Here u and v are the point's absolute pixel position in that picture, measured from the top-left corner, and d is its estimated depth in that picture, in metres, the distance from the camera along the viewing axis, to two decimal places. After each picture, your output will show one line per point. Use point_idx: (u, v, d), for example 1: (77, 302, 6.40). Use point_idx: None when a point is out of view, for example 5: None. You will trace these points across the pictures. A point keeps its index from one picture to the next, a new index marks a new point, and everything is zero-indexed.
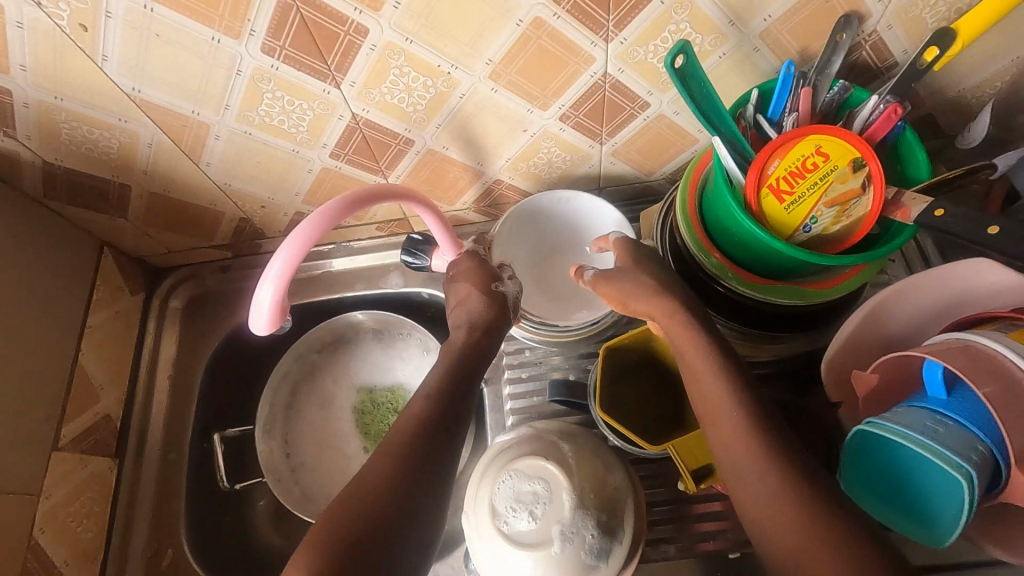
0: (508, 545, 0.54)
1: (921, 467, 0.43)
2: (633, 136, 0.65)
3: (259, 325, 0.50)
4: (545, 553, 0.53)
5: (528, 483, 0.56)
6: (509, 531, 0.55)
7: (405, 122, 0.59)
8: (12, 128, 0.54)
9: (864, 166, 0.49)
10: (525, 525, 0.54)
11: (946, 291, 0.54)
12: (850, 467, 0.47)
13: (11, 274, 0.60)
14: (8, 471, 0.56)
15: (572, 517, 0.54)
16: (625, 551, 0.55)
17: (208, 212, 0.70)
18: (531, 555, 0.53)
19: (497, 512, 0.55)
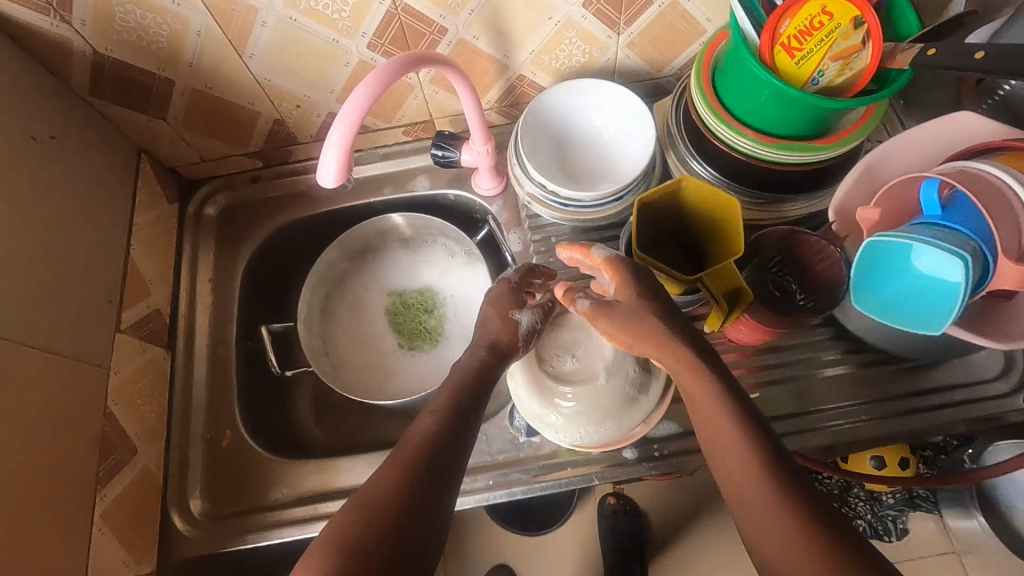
0: (556, 383, 0.60)
1: (920, 267, 0.50)
2: (648, 25, 0.70)
3: (327, 177, 0.53)
4: (590, 386, 0.60)
5: (570, 333, 0.63)
6: (555, 372, 0.61)
7: (440, 8, 0.63)
8: (68, 11, 0.57)
9: (864, 23, 0.55)
10: (569, 365, 0.61)
11: (934, 140, 0.61)
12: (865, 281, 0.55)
13: (67, 162, 0.62)
14: (81, 343, 0.59)
15: (613, 357, 0.60)
16: (661, 387, 0.61)
17: (245, 114, 0.73)
18: (578, 389, 0.60)
19: (543, 357, 0.62)
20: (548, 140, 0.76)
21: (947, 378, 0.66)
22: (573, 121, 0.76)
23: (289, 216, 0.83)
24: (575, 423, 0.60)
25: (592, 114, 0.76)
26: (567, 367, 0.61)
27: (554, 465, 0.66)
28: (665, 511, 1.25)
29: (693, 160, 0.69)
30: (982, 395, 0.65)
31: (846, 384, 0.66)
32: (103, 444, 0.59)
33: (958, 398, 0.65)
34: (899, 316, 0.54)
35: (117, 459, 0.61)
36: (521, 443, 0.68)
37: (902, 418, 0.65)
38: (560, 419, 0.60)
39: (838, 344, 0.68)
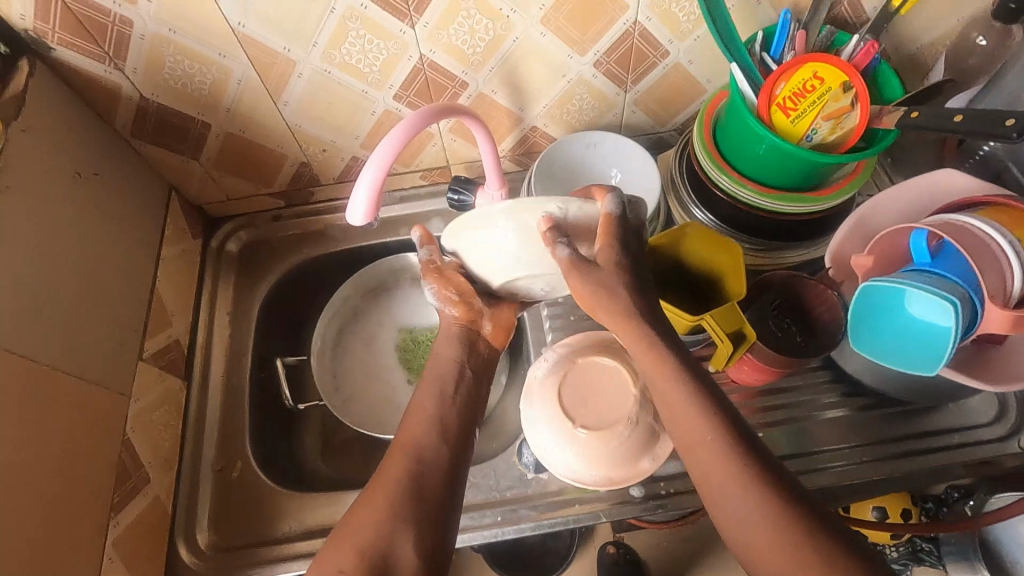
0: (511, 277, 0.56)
1: (914, 311, 0.53)
2: (653, 85, 0.76)
3: (356, 216, 0.56)
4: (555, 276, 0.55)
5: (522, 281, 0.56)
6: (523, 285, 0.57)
7: (463, 65, 0.68)
8: (123, 60, 0.61)
9: (852, 87, 0.60)
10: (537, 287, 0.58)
11: (919, 195, 0.65)
12: (860, 319, 0.58)
13: (107, 197, 0.66)
14: (108, 369, 0.61)
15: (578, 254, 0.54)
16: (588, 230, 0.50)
17: (274, 156, 0.77)
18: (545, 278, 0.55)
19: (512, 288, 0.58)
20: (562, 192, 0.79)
21: (943, 422, 0.68)
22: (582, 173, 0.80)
23: (307, 253, 0.86)
24: (586, 458, 0.62)
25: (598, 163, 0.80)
26: (581, 403, 0.63)
27: (563, 502, 0.67)
28: (665, 561, 1.23)
29: (694, 207, 0.74)
30: (979, 439, 0.66)
31: (846, 426, 0.68)
32: (121, 470, 0.60)
33: (953, 441, 0.67)
34: (893, 355, 0.57)
35: (132, 487, 0.61)
36: (529, 480, 0.69)
37: (901, 461, 0.66)
38: (572, 454, 0.63)
39: (836, 387, 0.70)
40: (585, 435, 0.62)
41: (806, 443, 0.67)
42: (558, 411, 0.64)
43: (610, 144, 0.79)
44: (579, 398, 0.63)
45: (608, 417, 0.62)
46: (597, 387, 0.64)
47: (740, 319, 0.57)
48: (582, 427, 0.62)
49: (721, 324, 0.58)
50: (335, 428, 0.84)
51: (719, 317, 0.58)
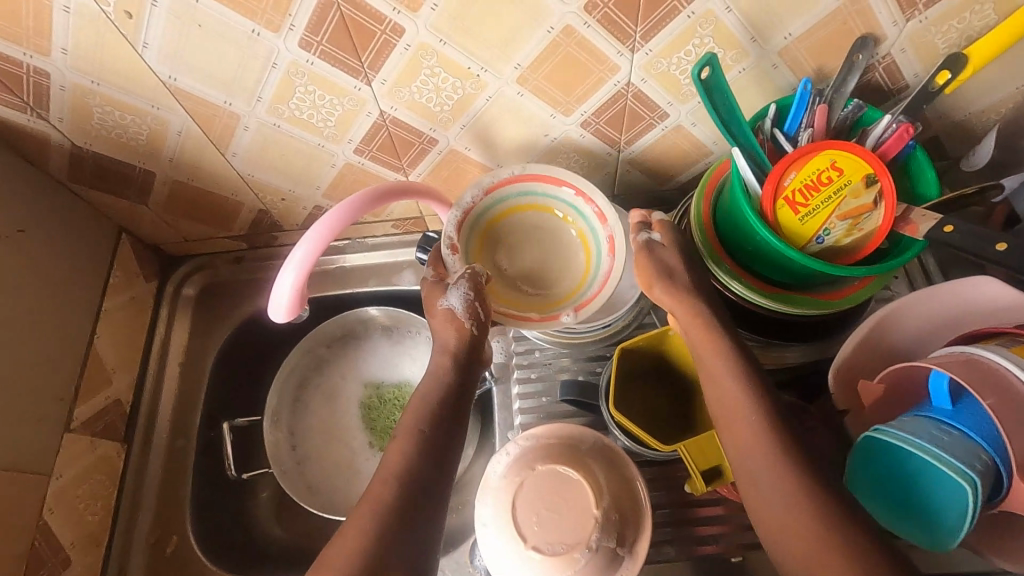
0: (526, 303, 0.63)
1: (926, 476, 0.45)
2: (650, 145, 0.67)
3: (279, 311, 0.51)
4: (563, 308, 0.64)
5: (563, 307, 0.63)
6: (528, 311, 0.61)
7: (430, 122, 0.60)
8: (45, 109, 0.55)
9: (877, 181, 0.51)
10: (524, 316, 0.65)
11: (940, 306, 0.56)
12: (854, 467, 0.48)
13: (35, 255, 0.61)
14: (21, 450, 0.56)
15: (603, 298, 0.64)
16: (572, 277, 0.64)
17: (228, 202, 0.71)
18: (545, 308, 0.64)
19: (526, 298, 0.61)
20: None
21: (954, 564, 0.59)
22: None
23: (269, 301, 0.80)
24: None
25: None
26: (536, 518, 0.56)
27: None
28: None
29: None
30: None
31: None
32: (32, 560, 0.56)
33: None
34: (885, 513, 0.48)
35: (46, 575, 0.57)
36: None
37: None
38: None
39: None
40: (535, 558, 0.55)
41: None
42: (511, 523, 0.57)
43: None
44: (535, 514, 0.57)
45: (564, 542, 0.55)
46: (558, 502, 0.57)
47: (719, 456, 0.50)
48: (534, 548, 0.55)
49: (696, 458, 0.51)
50: None
51: (696, 448, 0.51)
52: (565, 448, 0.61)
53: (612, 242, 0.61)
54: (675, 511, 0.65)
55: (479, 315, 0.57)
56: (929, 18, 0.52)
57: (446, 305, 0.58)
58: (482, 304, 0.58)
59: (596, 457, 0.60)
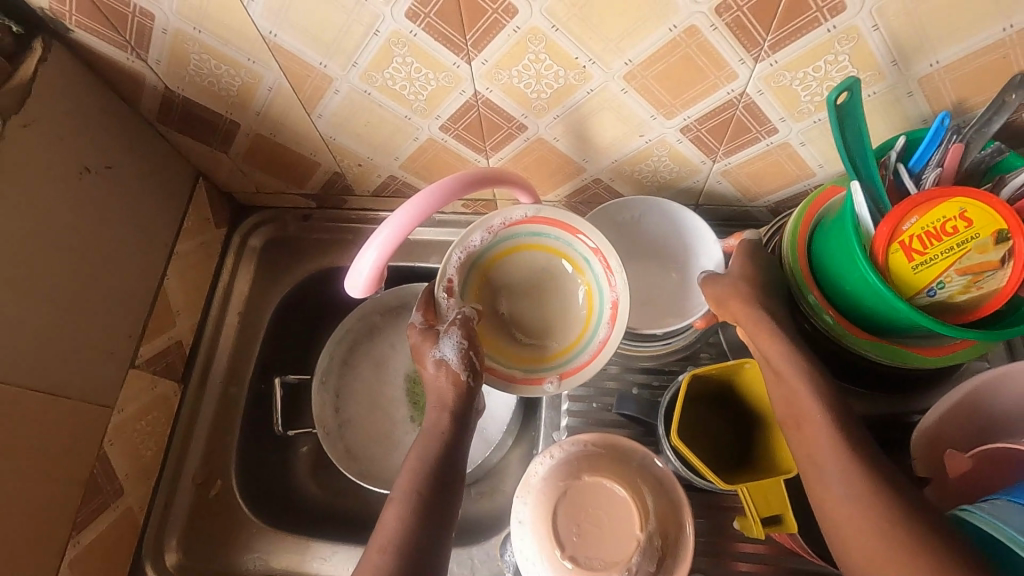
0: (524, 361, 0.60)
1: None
2: (749, 159, 0.62)
3: (356, 288, 0.49)
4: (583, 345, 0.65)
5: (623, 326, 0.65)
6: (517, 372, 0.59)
7: (523, 108, 0.58)
8: (145, 50, 0.55)
9: (1009, 239, 0.46)
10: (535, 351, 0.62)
11: None
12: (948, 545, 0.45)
13: (120, 192, 0.61)
14: (90, 381, 0.58)
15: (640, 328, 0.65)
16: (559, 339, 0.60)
17: (305, 161, 0.70)
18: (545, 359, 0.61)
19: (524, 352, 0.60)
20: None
21: None
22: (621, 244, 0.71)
23: (330, 263, 0.80)
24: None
25: (637, 229, 0.70)
26: (576, 529, 0.56)
27: None
28: None
29: None
30: None
31: None
32: (90, 487, 0.58)
33: None
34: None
35: (102, 502, 0.60)
36: None
37: None
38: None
39: None
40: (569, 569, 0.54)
41: None
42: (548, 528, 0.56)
43: (660, 213, 0.69)
44: (575, 524, 0.56)
45: (600, 558, 0.54)
46: (600, 517, 0.56)
47: (783, 505, 0.48)
48: (569, 558, 0.55)
49: (758, 504, 0.48)
50: None
51: (758, 493, 0.48)
52: (615, 463, 0.59)
53: (613, 313, 0.58)
54: (716, 541, 0.63)
55: (473, 363, 0.56)
56: None
57: (437, 356, 0.57)
58: (475, 351, 0.57)
59: (646, 478, 0.58)
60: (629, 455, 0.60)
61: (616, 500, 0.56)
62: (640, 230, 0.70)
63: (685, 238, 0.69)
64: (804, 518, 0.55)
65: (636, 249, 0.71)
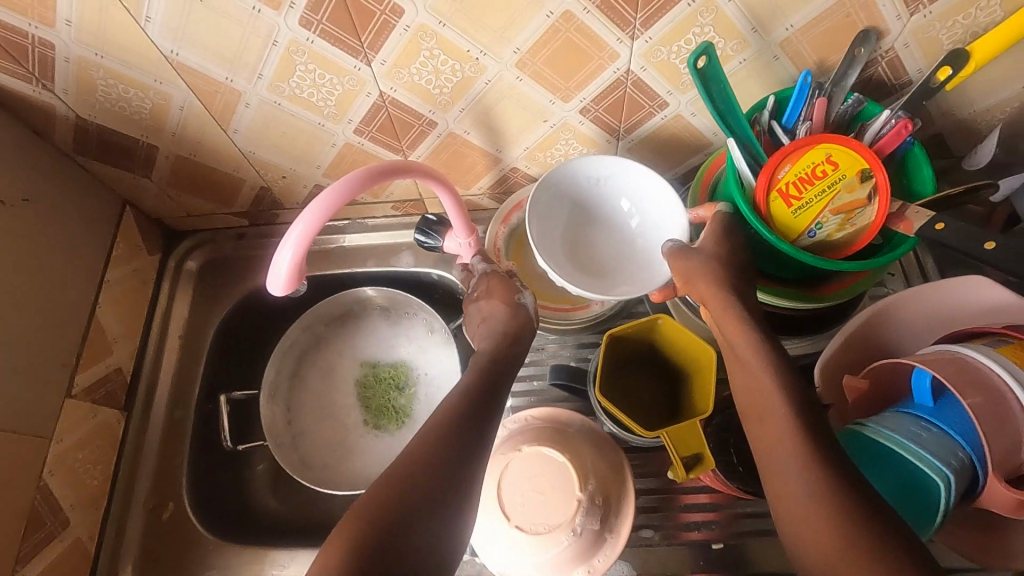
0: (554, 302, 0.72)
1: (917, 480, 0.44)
2: (649, 135, 0.67)
3: (277, 285, 0.51)
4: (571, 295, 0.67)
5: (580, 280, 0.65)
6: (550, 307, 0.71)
7: (429, 104, 0.61)
8: (50, 81, 0.56)
9: (872, 177, 0.51)
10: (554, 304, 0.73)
11: (929, 307, 0.55)
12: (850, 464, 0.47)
13: (39, 223, 0.62)
14: (23, 413, 0.58)
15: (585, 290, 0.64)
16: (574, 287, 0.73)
17: (230, 179, 0.71)
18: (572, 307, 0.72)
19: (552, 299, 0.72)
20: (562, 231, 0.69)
21: None
22: (582, 203, 0.69)
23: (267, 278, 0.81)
24: (514, 556, 0.57)
25: (602, 189, 0.68)
26: (519, 495, 0.58)
27: None
28: None
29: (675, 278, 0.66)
30: None
31: None
32: (33, 519, 0.58)
33: None
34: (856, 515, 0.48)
35: (46, 534, 0.59)
36: (464, 561, 0.65)
37: None
38: (499, 548, 0.58)
39: None
40: (515, 533, 0.57)
41: (761, 561, 0.63)
42: (494, 499, 0.59)
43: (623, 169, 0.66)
44: (519, 491, 0.58)
45: (544, 519, 0.57)
46: (541, 481, 0.58)
47: (700, 443, 0.51)
48: (515, 524, 0.57)
49: (677, 446, 0.51)
50: None
51: (677, 435, 0.51)
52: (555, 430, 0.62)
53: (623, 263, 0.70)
54: (661, 497, 0.65)
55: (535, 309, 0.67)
56: (933, 13, 0.51)
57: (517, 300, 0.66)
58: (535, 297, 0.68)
59: (584, 439, 0.61)
60: (567, 421, 0.63)
61: (555, 464, 0.59)
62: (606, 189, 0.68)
63: (652, 199, 0.66)
64: (732, 460, 0.58)
65: (600, 208, 0.70)
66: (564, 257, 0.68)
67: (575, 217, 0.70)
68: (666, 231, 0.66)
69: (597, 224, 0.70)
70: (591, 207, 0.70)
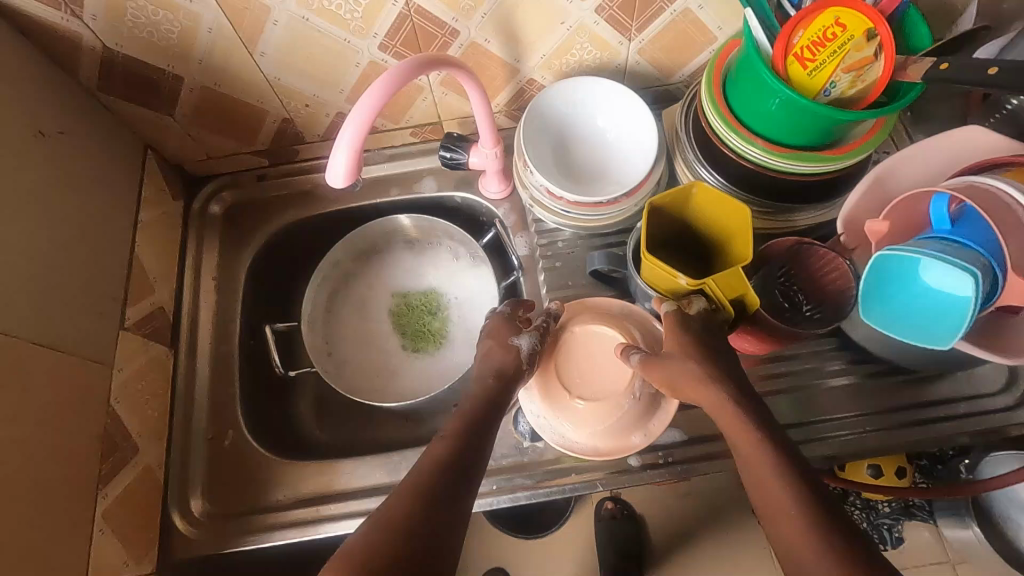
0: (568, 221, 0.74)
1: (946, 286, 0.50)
2: (659, 33, 0.70)
3: (337, 178, 0.53)
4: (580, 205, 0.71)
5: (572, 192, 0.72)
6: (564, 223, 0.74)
7: (453, 10, 0.63)
8: (80, 6, 0.56)
9: (877, 34, 0.55)
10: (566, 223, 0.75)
11: (933, 155, 0.61)
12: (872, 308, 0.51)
13: (76, 156, 0.62)
14: (86, 339, 0.59)
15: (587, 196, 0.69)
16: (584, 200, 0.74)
17: (253, 111, 0.72)
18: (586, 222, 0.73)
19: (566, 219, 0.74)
20: (552, 156, 0.74)
21: (944, 392, 0.66)
22: (566, 129, 0.75)
23: (293, 217, 0.82)
24: (574, 427, 0.61)
25: (581, 114, 0.74)
26: (577, 372, 0.62)
27: (558, 471, 0.66)
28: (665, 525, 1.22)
29: (697, 163, 0.70)
30: (986, 408, 0.65)
31: (849, 396, 0.67)
32: (107, 442, 0.59)
33: (961, 410, 0.65)
34: (922, 336, 0.53)
35: (119, 458, 0.60)
36: (525, 448, 0.68)
37: (905, 429, 0.65)
38: (559, 422, 0.61)
39: (842, 354, 0.68)
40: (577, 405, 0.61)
41: (806, 412, 0.67)
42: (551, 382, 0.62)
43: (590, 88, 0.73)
44: (576, 370, 0.63)
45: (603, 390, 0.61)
46: (596, 359, 0.63)
47: (744, 287, 0.55)
48: (575, 397, 0.61)
49: (724, 291, 0.56)
50: (328, 393, 0.82)
51: (723, 281, 0.56)
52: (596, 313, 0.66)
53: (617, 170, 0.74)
54: None
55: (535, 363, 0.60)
56: None
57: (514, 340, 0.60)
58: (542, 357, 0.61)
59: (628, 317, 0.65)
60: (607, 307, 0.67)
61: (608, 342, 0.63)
62: (585, 113, 0.74)
63: (625, 109, 0.73)
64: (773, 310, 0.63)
65: (581, 135, 0.75)
66: (558, 176, 0.74)
67: (560, 140, 0.75)
68: (645, 143, 0.72)
69: (582, 149, 0.75)
70: (573, 134, 0.75)
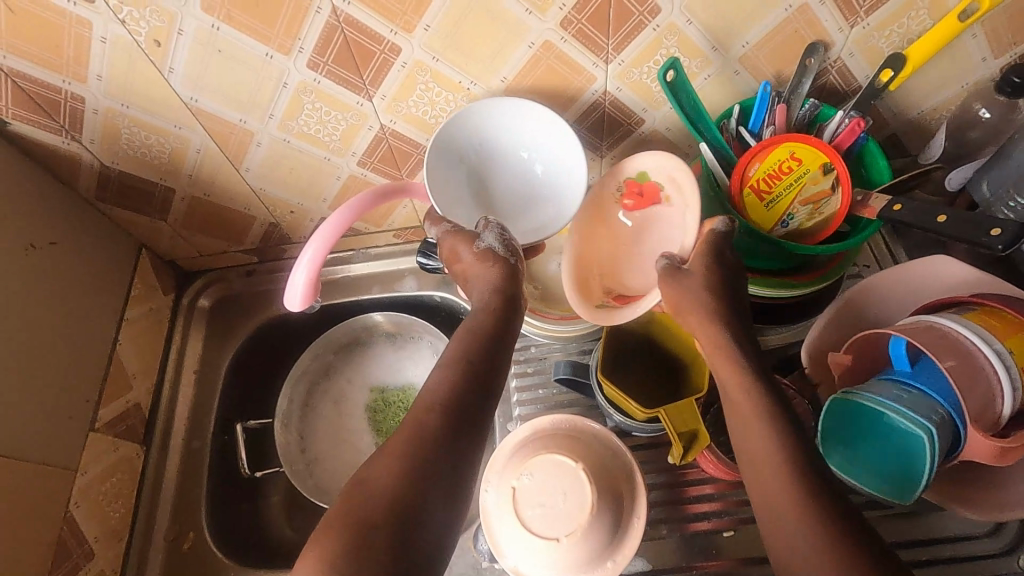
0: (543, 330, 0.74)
1: (906, 439, 0.48)
2: (629, 150, 0.72)
3: (294, 300, 0.58)
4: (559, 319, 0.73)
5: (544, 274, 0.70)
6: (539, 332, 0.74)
7: (427, 133, 0.66)
8: (79, 132, 0.61)
9: (833, 169, 0.57)
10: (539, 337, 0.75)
11: (898, 287, 0.60)
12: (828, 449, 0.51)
13: (67, 265, 0.66)
14: (50, 447, 0.61)
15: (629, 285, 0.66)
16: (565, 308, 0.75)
17: (241, 217, 0.76)
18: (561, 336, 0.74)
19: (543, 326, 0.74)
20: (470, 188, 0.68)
21: (932, 529, 0.62)
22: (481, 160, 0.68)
23: (276, 312, 0.84)
24: (572, 567, 0.58)
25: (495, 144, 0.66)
26: (546, 516, 0.59)
27: None
28: None
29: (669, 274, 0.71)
30: (975, 552, 0.61)
31: None
32: (60, 550, 0.61)
33: (947, 553, 0.61)
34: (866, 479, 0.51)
35: (72, 565, 0.62)
36: (483, 568, 0.69)
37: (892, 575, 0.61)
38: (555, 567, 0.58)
39: None
40: (565, 545, 0.58)
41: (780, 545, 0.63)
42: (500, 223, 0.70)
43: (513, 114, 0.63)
44: (545, 511, 0.59)
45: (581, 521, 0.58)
46: (555, 495, 0.60)
47: (695, 419, 0.55)
48: (559, 537, 0.58)
49: (675, 421, 0.55)
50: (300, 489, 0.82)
51: (674, 413, 0.55)
52: (552, 160, 0.66)
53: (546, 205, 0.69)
54: (673, 491, 0.67)
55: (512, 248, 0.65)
56: (871, 24, 0.57)
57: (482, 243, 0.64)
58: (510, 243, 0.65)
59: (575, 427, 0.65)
60: (530, 135, 0.65)
61: (567, 464, 0.61)
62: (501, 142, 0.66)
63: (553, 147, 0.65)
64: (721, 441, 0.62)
65: (517, 172, 0.69)
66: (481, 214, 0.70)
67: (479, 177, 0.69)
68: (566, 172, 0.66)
69: (500, 167, 0.69)
70: (494, 177, 0.69)
